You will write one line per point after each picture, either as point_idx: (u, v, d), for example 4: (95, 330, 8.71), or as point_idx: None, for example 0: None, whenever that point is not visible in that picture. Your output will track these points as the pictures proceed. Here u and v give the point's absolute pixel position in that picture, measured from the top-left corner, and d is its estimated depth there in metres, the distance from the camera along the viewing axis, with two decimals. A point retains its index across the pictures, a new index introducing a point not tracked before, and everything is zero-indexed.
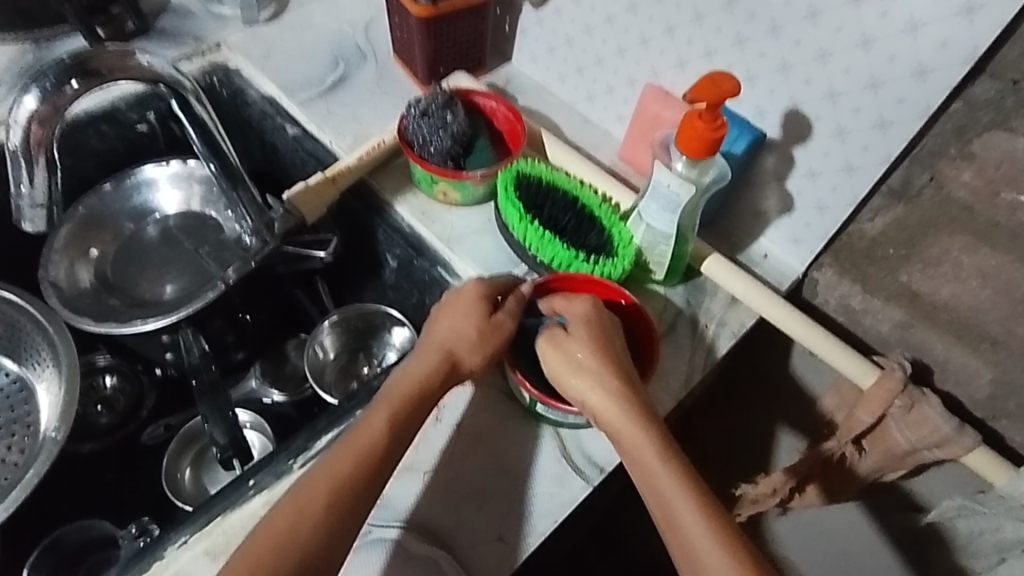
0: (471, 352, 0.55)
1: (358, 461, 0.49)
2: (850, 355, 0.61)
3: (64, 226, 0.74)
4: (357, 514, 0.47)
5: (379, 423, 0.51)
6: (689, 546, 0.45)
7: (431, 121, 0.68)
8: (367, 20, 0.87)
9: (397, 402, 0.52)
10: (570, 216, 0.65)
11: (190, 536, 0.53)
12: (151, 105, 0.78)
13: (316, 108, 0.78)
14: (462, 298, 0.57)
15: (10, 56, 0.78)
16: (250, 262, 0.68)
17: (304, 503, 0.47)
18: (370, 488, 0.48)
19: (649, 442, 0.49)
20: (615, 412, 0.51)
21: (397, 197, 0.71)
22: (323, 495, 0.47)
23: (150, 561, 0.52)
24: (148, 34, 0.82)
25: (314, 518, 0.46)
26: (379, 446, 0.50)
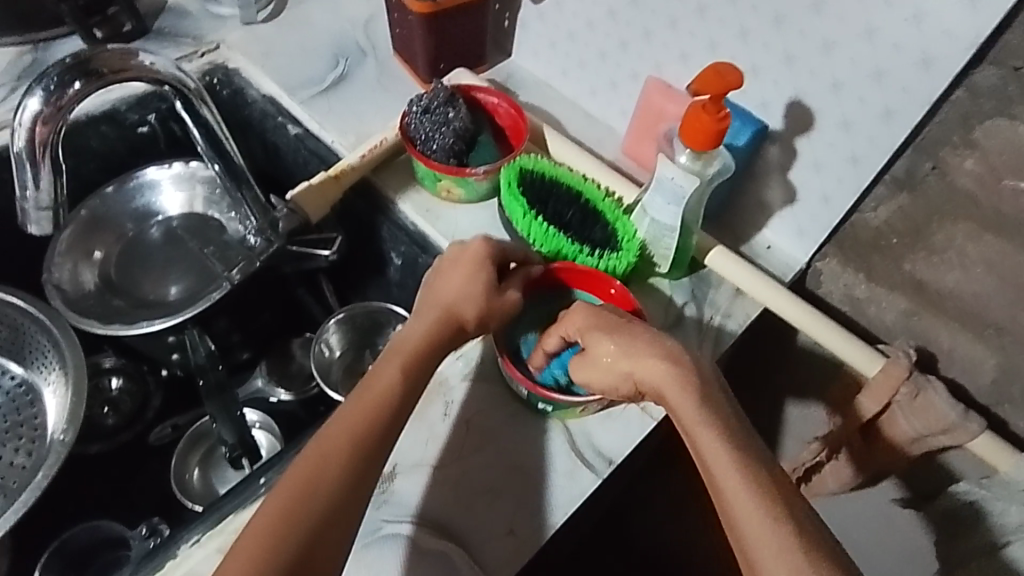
0: (479, 313, 0.55)
1: (375, 410, 0.48)
2: (847, 341, 0.61)
3: (67, 228, 0.74)
4: (377, 458, 0.47)
5: (391, 373, 0.50)
6: (731, 507, 0.43)
7: (434, 117, 0.68)
8: (367, 18, 0.86)
9: (409, 355, 0.52)
10: (574, 210, 0.66)
11: (203, 535, 0.53)
12: (151, 106, 0.78)
13: (317, 107, 0.78)
14: (466, 254, 0.57)
15: (9, 59, 0.77)
16: (255, 261, 0.70)
17: (326, 447, 0.46)
18: (389, 436, 0.48)
19: (691, 401, 0.47)
20: (659, 377, 0.49)
21: (399, 194, 0.72)
22: (342, 441, 0.46)
23: (163, 560, 0.52)
24: (146, 35, 0.82)
25: (335, 462, 0.45)
26: (393, 394, 0.49)
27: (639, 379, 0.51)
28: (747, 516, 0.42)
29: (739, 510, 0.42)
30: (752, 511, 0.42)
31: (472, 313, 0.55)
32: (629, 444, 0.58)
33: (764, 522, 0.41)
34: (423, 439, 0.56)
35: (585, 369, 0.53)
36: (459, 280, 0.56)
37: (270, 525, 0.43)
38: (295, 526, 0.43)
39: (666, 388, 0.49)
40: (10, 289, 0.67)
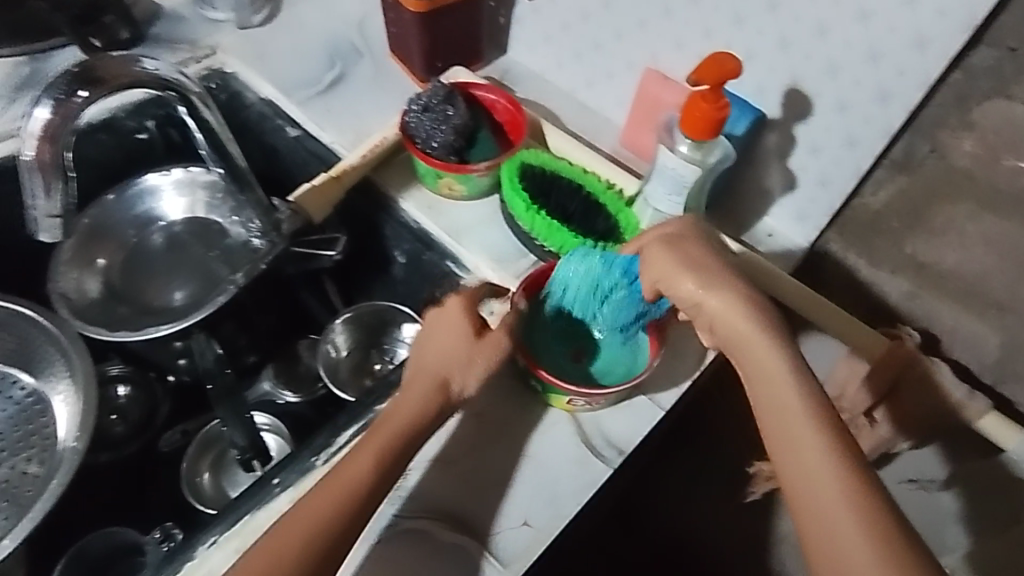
0: (463, 374, 0.54)
1: (339, 504, 0.47)
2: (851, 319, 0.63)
3: (69, 238, 0.74)
4: (338, 555, 0.46)
5: (364, 460, 0.49)
6: (816, 482, 0.42)
7: (433, 115, 0.69)
8: (361, 17, 0.86)
9: (388, 437, 0.51)
10: (576, 203, 0.66)
11: (220, 536, 0.54)
12: (149, 112, 0.78)
13: (315, 108, 0.78)
14: (448, 314, 0.56)
15: (6, 70, 0.77)
16: (259, 265, 0.69)
17: (284, 540, 0.46)
18: (352, 531, 0.47)
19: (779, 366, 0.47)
20: (727, 314, 0.50)
21: (400, 193, 0.72)
22: (306, 535, 0.46)
23: (182, 563, 0.53)
24: (142, 42, 0.82)
25: (296, 559, 0.45)
26: (365, 483, 0.49)
27: (718, 317, 0.50)
28: (824, 499, 0.42)
29: (812, 479, 0.43)
30: (830, 492, 0.42)
31: (454, 377, 0.54)
32: (639, 433, 0.58)
33: (845, 497, 0.41)
34: (437, 434, 0.57)
35: (661, 274, 0.53)
36: (442, 341, 0.55)
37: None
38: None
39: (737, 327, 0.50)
40: (17, 300, 0.67)
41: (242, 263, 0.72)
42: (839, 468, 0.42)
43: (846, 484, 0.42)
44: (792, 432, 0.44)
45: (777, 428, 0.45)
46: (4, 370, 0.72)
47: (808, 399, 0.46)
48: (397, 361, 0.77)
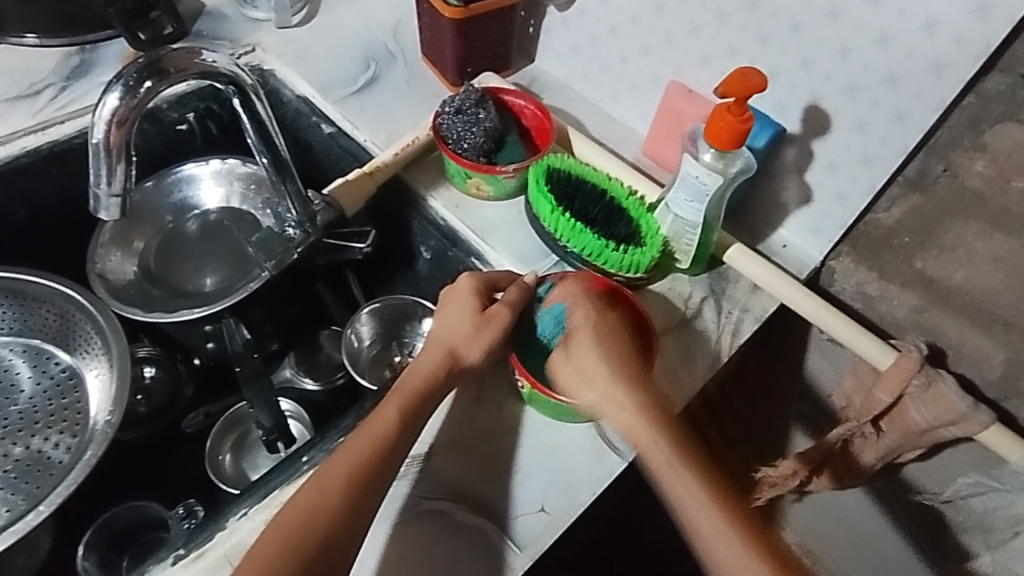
0: (467, 344, 0.58)
1: (373, 445, 0.52)
2: (869, 339, 0.64)
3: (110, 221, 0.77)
4: (376, 487, 0.50)
5: (390, 409, 0.54)
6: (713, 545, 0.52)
7: (465, 118, 0.71)
8: (395, 22, 0.90)
9: (411, 389, 0.55)
10: (599, 207, 0.68)
11: (251, 508, 0.56)
12: (190, 105, 0.81)
13: (349, 108, 0.81)
14: (458, 291, 0.61)
15: (56, 60, 0.80)
16: (293, 252, 0.71)
17: (326, 482, 0.50)
18: (386, 471, 0.51)
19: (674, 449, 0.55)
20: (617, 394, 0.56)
21: (430, 191, 0.75)
22: (344, 477, 0.50)
23: (214, 532, 0.55)
24: (186, 37, 0.85)
25: (335, 496, 0.49)
26: (391, 430, 0.53)
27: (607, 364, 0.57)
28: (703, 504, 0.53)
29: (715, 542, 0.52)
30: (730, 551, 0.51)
31: (464, 349, 0.58)
32: None
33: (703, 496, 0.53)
34: (460, 423, 0.60)
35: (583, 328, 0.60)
36: (453, 316, 0.59)
37: (278, 555, 0.47)
38: (315, 553, 0.47)
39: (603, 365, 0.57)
40: (60, 277, 0.70)
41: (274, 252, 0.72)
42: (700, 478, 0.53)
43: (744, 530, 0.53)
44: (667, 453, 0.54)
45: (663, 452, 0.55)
46: (42, 346, 0.75)
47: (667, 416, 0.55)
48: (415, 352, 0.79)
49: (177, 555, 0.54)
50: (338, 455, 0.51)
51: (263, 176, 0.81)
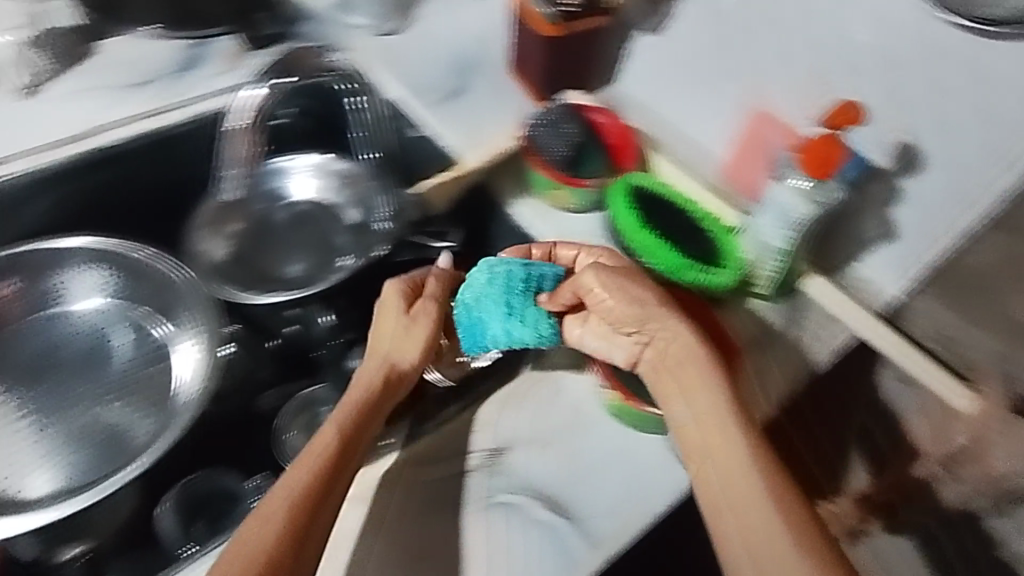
0: (404, 355, 0.60)
1: (312, 468, 0.53)
2: (793, 368, 0.66)
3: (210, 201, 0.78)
4: (321, 511, 0.51)
5: (329, 432, 0.55)
6: (736, 516, 0.50)
7: (554, 131, 0.75)
8: (485, 34, 0.93)
9: (352, 414, 0.57)
10: (681, 226, 0.71)
11: None
12: (294, 101, 0.82)
13: (438, 113, 0.85)
14: (387, 300, 0.63)
15: (168, 52, 0.84)
16: (385, 244, 0.76)
17: (267, 509, 0.51)
18: (322, 494, 0.52)
19: (724, 410, 0.55)
20: (675, 347, 0.58)
21: (515, 198, 0.77)
22: (289, 502, 0.51)
23: None
24: (286, 37, 0.88)
25: (280, 520, 0.50)
26: (329, 453, 0.54)
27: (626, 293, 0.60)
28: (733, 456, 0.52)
29: (740, 510, 0.50)
30: (776, 550, 0.48)
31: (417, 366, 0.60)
32: None
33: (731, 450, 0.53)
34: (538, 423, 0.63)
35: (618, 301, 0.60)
36: (389, 330, 0.62)
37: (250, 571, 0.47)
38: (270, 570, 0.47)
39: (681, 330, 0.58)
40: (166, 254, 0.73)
41: (369, 242, 0.77)
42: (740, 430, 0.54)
43: (791, 516, 0.49)
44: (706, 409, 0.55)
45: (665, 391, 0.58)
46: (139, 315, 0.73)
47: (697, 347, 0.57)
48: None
49: None
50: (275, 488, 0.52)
51: (368, 170, 0.81)
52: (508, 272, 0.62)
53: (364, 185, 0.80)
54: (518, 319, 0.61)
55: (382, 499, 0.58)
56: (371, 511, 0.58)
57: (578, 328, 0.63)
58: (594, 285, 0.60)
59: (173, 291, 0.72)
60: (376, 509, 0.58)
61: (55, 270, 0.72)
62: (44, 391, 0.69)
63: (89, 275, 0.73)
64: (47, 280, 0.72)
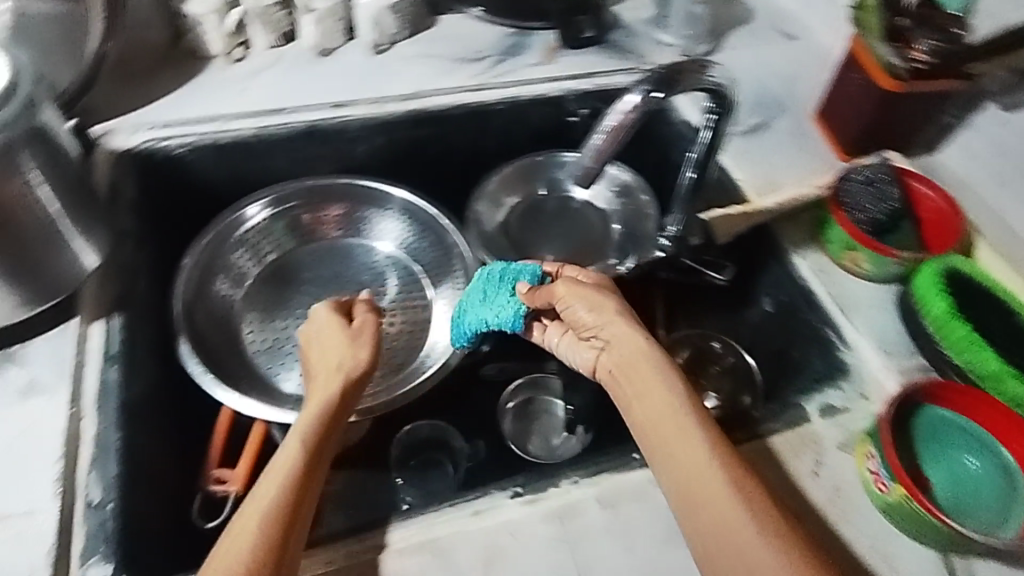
0: (339, 354, 0.54)
1: (285, 479, 0.45)
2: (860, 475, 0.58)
3: (503, 172, 0.82)
4: (289, 532, 0.43)
5: (291, 441, 0.48)
6: (710, 504, 0.45)
7: (875, 190, 0.71)
8: (792, 76, 0.88)
9: (304, 423, 0.49)
10: (999, 326, 0.63)
11: (583, 478, 0.53)
12: (590, 102, 0.85)
13: (733, 145, 0.80)
14: (319, 315, 0.56)
15: (495, 37, 0.89)
16: (657, 254, 0.72)
17: (238, 526, 0.43)
18: (280, 504, 0.44)
19: (682, 410, 0.49)
20: (627, 346, 0.53)
21: (798, 248, 0.72)
22: (259, 520, 0.43)
23: (548, 484, 0.52)
24: (599, 44, 0.90)
25: (246, 537, 0.42)
26: (285, 465, 0.46)
27: (615, 337, 0.54)
28: (712, 491, 0.46)
29: (719, 518, 0.45)
30: None
31: (353, 364, 0.53)
32: None
33: (716, 482, 0.46)
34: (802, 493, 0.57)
35: (568, 295, 0.57)
36: (320, 331, 0.55)
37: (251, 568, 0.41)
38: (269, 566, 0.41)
39: (629, 349, 0.53)
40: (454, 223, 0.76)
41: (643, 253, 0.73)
42: (710, 454, 0.47)
43: (769, 522, 0.44)
44: (661, 418, 0.49)
45: (635, 412, 0.51)
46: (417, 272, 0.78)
47: (658, 359, 0.52)
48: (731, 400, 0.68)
49: (515, 491, 0.52)
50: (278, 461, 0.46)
51: (646, 184, 0.81)
52: (489, 272, 0.64)
53: (647, 207, 0.79)
54: (489, 310, 0.63)
55: (631, 514, 0.52)
56: (618, 522, 0.52)
57: (556, 336, 0.62)
58: (567, 298, 0.57)
59: (455, 264, 0.76)
60: (622, 523, 0.52)
61: (372, 208, 0.78)
62: (312, 301, 0.75)
63: (396, 227, 0.78)
64: (360, 212, 0.78)
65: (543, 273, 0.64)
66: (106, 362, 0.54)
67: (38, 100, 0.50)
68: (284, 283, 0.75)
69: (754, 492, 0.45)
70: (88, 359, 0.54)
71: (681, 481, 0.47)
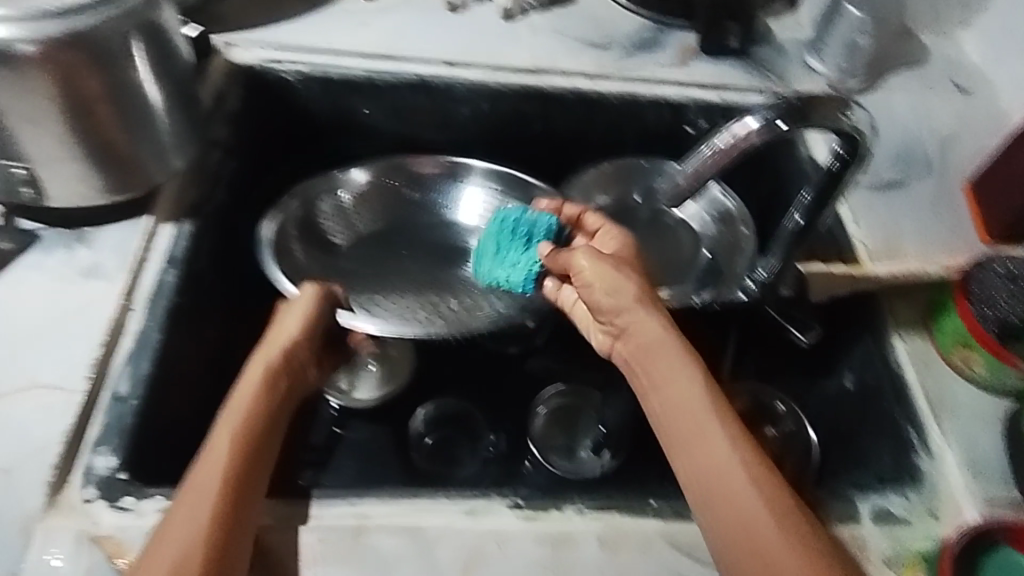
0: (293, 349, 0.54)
1: (236, 451, 0.45)
2: None
3: (597, 168, 0.78)
4: (245, 503, 0.43)
5: (243, 411, 0.47)
6: (731, 496, 0.43)
7: (1015, 288, 0.59)
8: (949, 138, 0.78)
9: (250, 397, 0.48)
10: None
11: (588, 509, 0.50)
12: (712, 115, 0.79)
13: (859, 197, 0.72)
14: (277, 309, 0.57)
15: (633, 27, 0.84)
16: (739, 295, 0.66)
17: (190, 495, 0.42)
18: (239, 476, 0.44)
19: (696, 398, 0.47)
20: (646, 329, 0.50)
21: (901, 329, 0.64)
22: (217, 489, 0.42)
23: (550, 505, 0.49)
24: (741, 56, 0.83)
25: (203, 503, 0.42)
26: (235, 437, 0.45)
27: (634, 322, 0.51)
28: (726, 483, 0.43)
29: (742, 515, 0.42)
30: None
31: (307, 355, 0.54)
32: None
33: (731, 472, 0.43)
34: None
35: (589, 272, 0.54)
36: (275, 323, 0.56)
37: (199, 541, 0.40)
38: (225, 511, 0.42)
39: (651, 337, 0.50)
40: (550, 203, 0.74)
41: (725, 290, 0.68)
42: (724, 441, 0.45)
43: (784, 520, 0.41)
44: (675, 402, 0.47)
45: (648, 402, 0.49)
46: None
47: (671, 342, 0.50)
48: (779, 454, 0.63)
49: (514, 502, 0.49)
50: (221, 424, 0.46)
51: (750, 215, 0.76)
52: (506, 220, 0.63)
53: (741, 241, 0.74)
54: (506, 265, 0.64)
55: (628, 563, 0.48)
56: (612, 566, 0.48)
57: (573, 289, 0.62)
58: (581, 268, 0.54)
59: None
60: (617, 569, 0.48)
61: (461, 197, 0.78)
62: (399, 272, 0.76)
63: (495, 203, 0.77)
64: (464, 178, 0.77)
65: (559, 224, 0.63)
66: (167, 263, 0.56)
67: None
68: (375, 249, 0.76)
69: (771, 489, 0.43)
70: (151, 258, 0.56)
71: (694, 473, 0.45)
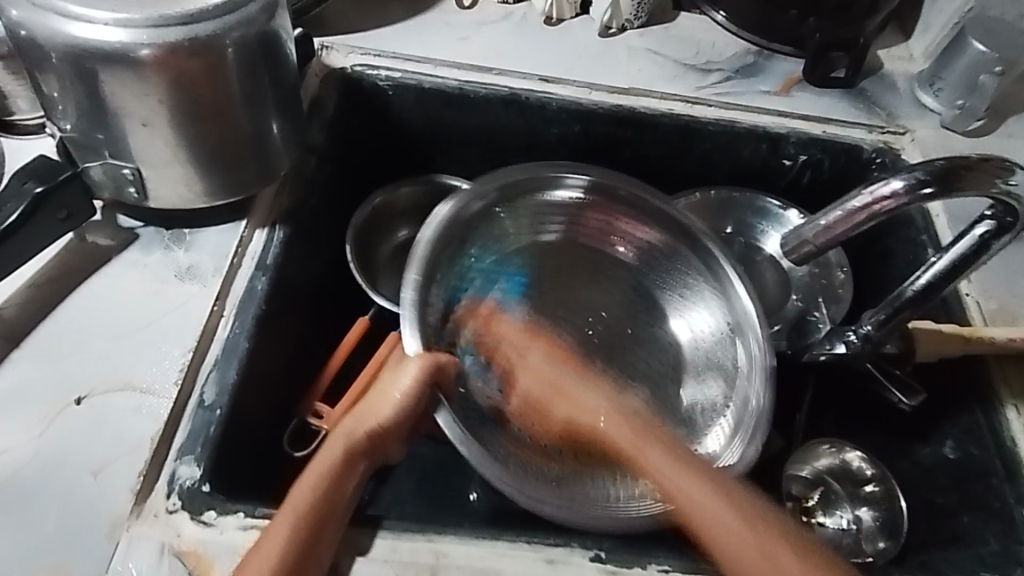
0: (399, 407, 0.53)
1: (322, 489, 0.46)
2: None
3: (688, 198, 0.77)
4: (321, 544, 0.44)
5: (335, 453, 0.49)
6: (690, 515, 0.51)
7: None
8: None
9: (346, 442, 0.50)
10: None
11: (673, 569, 0.47)
12: (813, 150, 0.75)
13: None
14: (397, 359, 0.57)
15: (734, 51, 0.80)
16: (838, 344, 0.62)
17: (274, 524, 0.43)
18: (322, 516, 0.45)
19: (617, 421, 0.59)
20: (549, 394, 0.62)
21: (1016, 399, 0.58)
22: (299, 522, 0.44)
23: (634, 560, 0.47)
24: (848, 88, 0.78)
25: (284, 534, 0.43)
26: (329, 477, 0.47)
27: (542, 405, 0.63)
28: (684, 496, 0.52)
29: (711, 527, 0.49)
30: None
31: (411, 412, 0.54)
32: None
33: (676, 479, 0.53)
34: None
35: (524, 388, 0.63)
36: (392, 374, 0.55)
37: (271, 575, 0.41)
38: (300, 539, 0.43)
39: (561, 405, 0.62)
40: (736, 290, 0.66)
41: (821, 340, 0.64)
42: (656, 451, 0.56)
43: (723, 513, 0.50)
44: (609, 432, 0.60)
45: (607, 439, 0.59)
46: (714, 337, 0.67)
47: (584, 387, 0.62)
48: (857, 523, 0.64)
49: (596, 554, 0.47)
50: (313, 461, 0.49)
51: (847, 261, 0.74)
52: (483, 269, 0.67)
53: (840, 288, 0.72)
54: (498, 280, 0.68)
55: None
56: None
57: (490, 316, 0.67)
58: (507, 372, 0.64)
59: (738, 372, 0.64)
60: None
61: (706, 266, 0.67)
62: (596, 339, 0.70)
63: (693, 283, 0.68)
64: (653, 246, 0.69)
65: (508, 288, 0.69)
66: (258, 270, 0.55)
67: (279, 7, 0.50)
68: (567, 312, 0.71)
69: (706, 491, 0.51)
70: (243, 263, 0.56)
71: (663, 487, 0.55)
